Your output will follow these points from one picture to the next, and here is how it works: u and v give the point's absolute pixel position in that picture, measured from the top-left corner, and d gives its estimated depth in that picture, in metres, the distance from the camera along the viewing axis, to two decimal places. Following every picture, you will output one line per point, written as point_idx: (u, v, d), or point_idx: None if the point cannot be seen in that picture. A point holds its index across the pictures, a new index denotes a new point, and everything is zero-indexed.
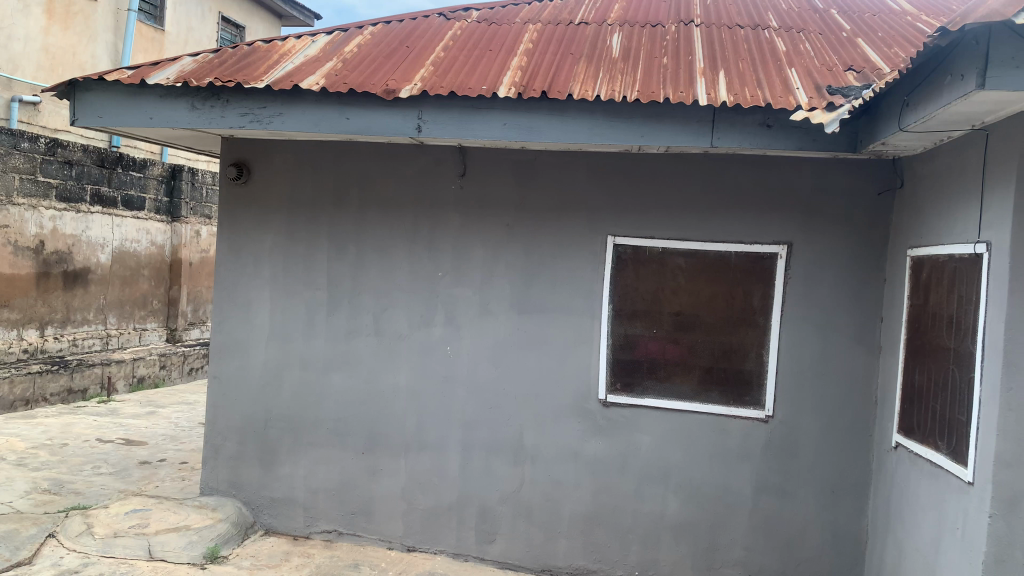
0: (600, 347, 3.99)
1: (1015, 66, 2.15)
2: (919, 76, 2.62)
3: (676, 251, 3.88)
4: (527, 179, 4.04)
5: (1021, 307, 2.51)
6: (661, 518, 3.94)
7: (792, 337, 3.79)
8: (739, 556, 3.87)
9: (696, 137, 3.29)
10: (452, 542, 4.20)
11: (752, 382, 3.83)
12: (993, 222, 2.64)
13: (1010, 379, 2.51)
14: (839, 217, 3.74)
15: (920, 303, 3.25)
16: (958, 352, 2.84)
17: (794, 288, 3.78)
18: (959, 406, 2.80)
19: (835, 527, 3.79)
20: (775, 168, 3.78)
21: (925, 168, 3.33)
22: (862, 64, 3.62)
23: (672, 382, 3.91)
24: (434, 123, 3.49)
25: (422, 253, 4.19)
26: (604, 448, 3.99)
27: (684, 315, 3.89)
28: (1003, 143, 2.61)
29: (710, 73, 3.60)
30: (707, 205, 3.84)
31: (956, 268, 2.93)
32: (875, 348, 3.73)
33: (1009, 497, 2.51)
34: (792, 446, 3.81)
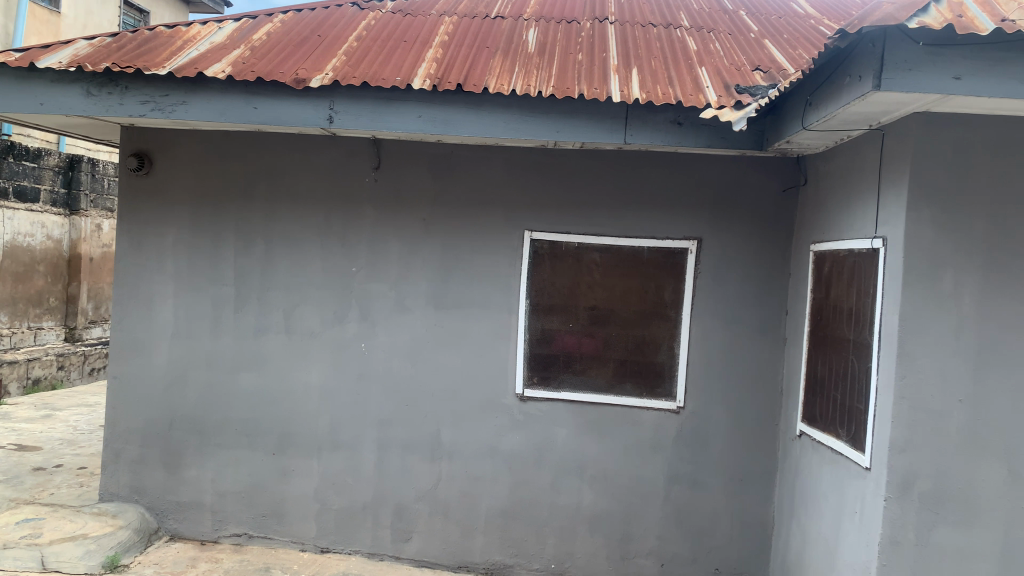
0: (517, 342, 3.98)
1: (908, 69, 2.24)
2: (822, 76, 2.71)
3: (592, 246, 3.91)
4: (442, 173, 4.00)
5: (914, 299, 2.63)
6: (576, 511, 3.97)
7: (702, 330, 3.88)
8: (653, 546, 3.94)
9: (610, 133, 3.32)
10: (367, 542, 4.13)
11: (664, 374, 3.90)
12: (889, 219, 2.76)
13: (904, 369, 2.63)
14: (747, 213, 3.85)
15: (822, 296, 3.37)
16: (858, 343, 2.96)
17: (704, 282, 3.87)
18: (858, 394, 2.92)
19: (743, 514, 3.90)
20: (685, 164, 3.86)
21: (827, 166, 3.46)
22: (769, 64, 3.72)
23: (588, 376, 3.94)
24: (346, 115, 3.41)
25: (336, 248, 4.09)
26: (520, 442, 3.99)
27: (599, 310, 3.93)
28: (898, 144, 2.72)
29: (623, 70, 3.64)
30: (621, 201, 3.89)
31: (855, 263, 3.05)
32: (780, 339, 3.86)
33: (902, 482, 2.63)
34: (702, 436, 3.89)
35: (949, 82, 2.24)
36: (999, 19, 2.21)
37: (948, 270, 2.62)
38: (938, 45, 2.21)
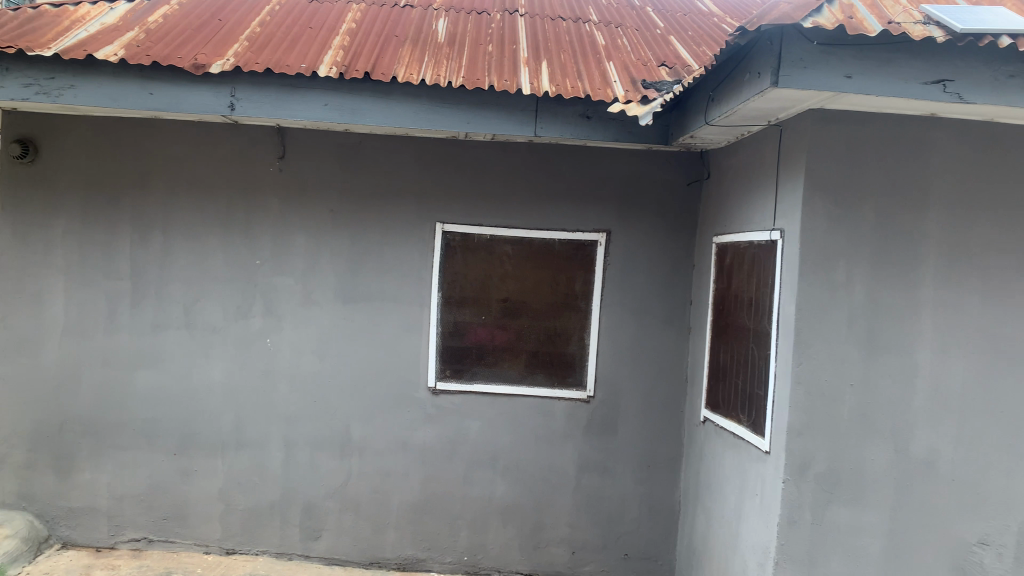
0: (428, 335, 3.95)
1: (803, 67, 2.32)
2: (723, 72, 2.78)
3: (503, 238, 3.92)
4: (350, 164, 3.92)
5: (810, 289, 2.74)
6: (489, 503, 3.98)
7: (611, 321, 3.94)
8: (564, 534, 3.99)
9: (519, 125, 3.33)
10: (275, 542, 4.04)
11: (575, 364, 3.95)
12: (786, 211, 2.86)
13: (800, 356, 2.74)
14: (654, 205, 3.93)
15: (724, 287, 3.48)
16: (757, 332, 3.07)
17: (613, 274, 3.93)
18: (758, 381, 3.03)
19: (651, 500, 3.99)
20: (595, 157, 3.91)
21: (729, 160, 3.56)
22: (674, 60, 3.79)
23: (500, 368, 3.95)
24: (249, 102, 3.29)
25: (239, 240, 3.96)
26: (432, 436, 3.97)
27: (511, 302, 3.94)
28: (794, 139, 2.83)
29: (533, 63, 3.65)
30: (532, 194, 3.91)
31: (755, 254, 3.16)
32: (685, 329, 3.97)
33: (798, 464, 2.75)
34: (611, 425, 3.96)
35: (841, 80, 2.33)
36: (886, 22, 2.34)
37: (841, 261, 2.74)
38: (831, 45, 2.30)
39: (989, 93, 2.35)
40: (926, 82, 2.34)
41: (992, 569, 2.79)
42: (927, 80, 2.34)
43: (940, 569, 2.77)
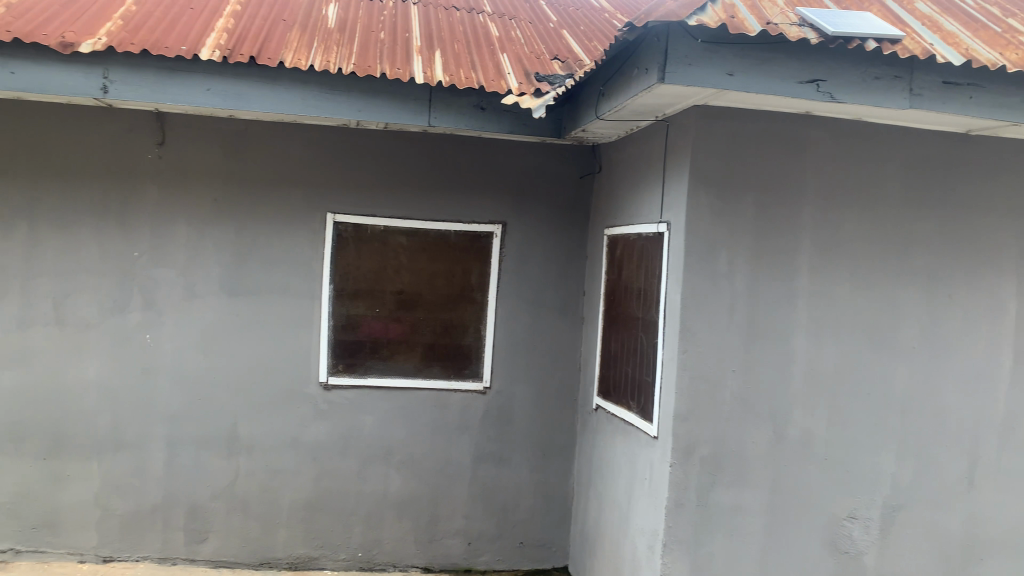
0: (320, 329, 3.85)
1: (689, 64, 2.39)
2: (613, 67, 2.83)
3: (398, 229, 3.86)
4: (235, 151, 3.77)
5: (695, 279, 2.83)
6: (383, 497, 3.93)
7: (506, 312, 3.96)
8: (459, 526, 3.99)
9: (412, 115, 3.28)
10: (157, 546, 3.85)
11: (471, 356, 3.95)
12: (672, 205, 2.95)
13: (686, 344, 2.83)
14: (547, 197, 3.97)
15: (616, 278, 3.56)
16: (646, 321, 3.16)
17: (507, 265, 3.95)
18: (647, 369, 3.12)
19: (545, 487, 4.04)
20: (489, 149, 3.90)
21: (619, 154, 3.64)
22: (567, 54, 3.83)
23: (394, 361, 3.90)
24: (123, 84, 3.11)
25: (114, 230, 3.74)
26: (324, 431, 3.88)
27: (406, 294, 3.89)
28: (680, 134, 2.92)
29: (426, 52, 3.60)
30: (426, 185, 3.87)
31: (643, 246, 3.24)
32: (577, 319, 4.04)
33: (685, 447, 2.84)
34: (506, 415, 3.99)
35: (724, 78, 2.42)
36: (765, 22, 2.44)
37: (723, 252, 2.85)
38: (714, 43, 2.38)
39: (858, 93, 2.50)
40: (802, 81, 2.46)
41: (862, 541, 2.97)
42: (803, 79, 2.46)
43: (815, 543, 2.93)
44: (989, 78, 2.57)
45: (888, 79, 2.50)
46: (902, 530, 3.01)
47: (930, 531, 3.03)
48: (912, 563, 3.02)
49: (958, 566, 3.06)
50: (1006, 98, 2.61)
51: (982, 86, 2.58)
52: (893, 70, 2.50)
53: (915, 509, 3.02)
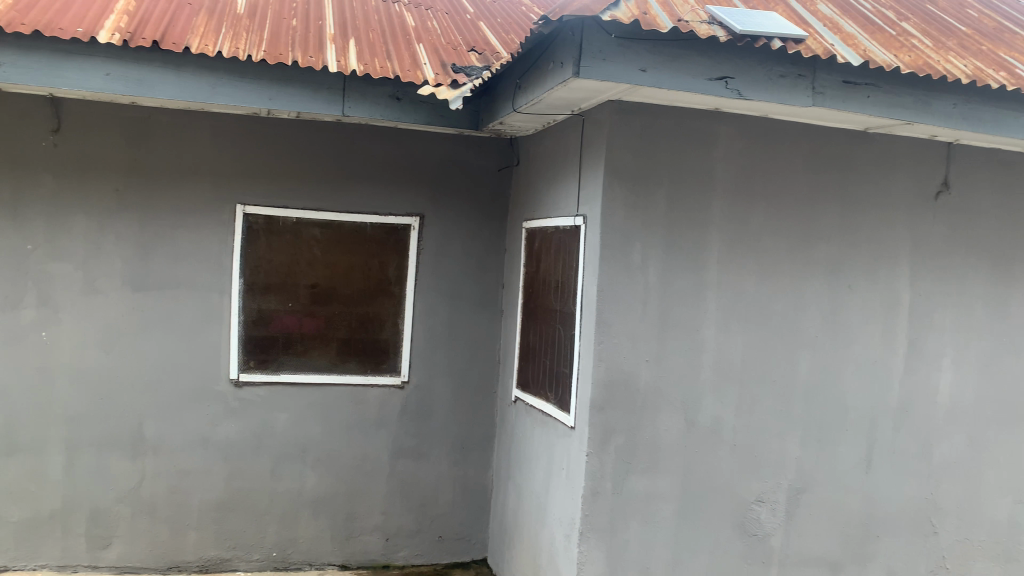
0: (230, 324, 3.73)
1: (603, 59, 2.41)
2: (529, 60, 2.84)
3: (311, 221, 3.78)
4: (138, 140, 3.61)
5: (610, 271, 2.87)
6: (298, 496, 3.85)
7: (424, 306, 3.93)
8: (377, 522, 3.94)
9: (326, 104, 3.21)
10: (56, 554, 3.67)
11: (388, 350, 3.90)
12: (588, 198, 2.98)
13: (602, 336, 2.87)
14: (464, 190, 3.96)
15: (533, 270, 3.58)
16: (563, 313, 3.19)
17: (424, 258, 3.92)
18: (564, 360, 3.15)
19: (464, 481, 4.04)
20: (406, 141, 3.86)
21: (536, 147, 3.66)
22: (483, 45, 3.80)
23: (309, 356, 3.82)
24: (13, 67, 2.93)
25: (6, 222, 3.54)
26: (236, 429, 3.77)
27: (320, 288, 3.81)
28: (595, 129, 2.95)
29: (340, 41, 3.53)
30: (340, 177, 3.80)
31: (560, 239, 3.27)
32: (496, 312, 4.04)
33: (601, 437, 2.88)
34: (425, 409, 3.96)
35: (637, 73, 2.45)
36: (676, 19, 2.48)
37: (637, 244, 2.90)
38: (627, 38, 2.41)
39: (764, 90, 2.58)
40: (711, 78, 2.52)
41: (768, 523, 3.08)
42: (712, 76, 2.52)
43: (724, 526, 3.02)
44: (884, 79, 2.70)
45: (792, 77, 2.59)
46: (806, 511, 3.14)
47: (832, 511, 3.17)
48: (815, 543, 3.15)
49: (858, 543, 3.21)
50: (900, 98, 2.74)
51: (879, 86, 2.70)
52: (797, 69, 2.59)
53: (818, 491, 3.15)
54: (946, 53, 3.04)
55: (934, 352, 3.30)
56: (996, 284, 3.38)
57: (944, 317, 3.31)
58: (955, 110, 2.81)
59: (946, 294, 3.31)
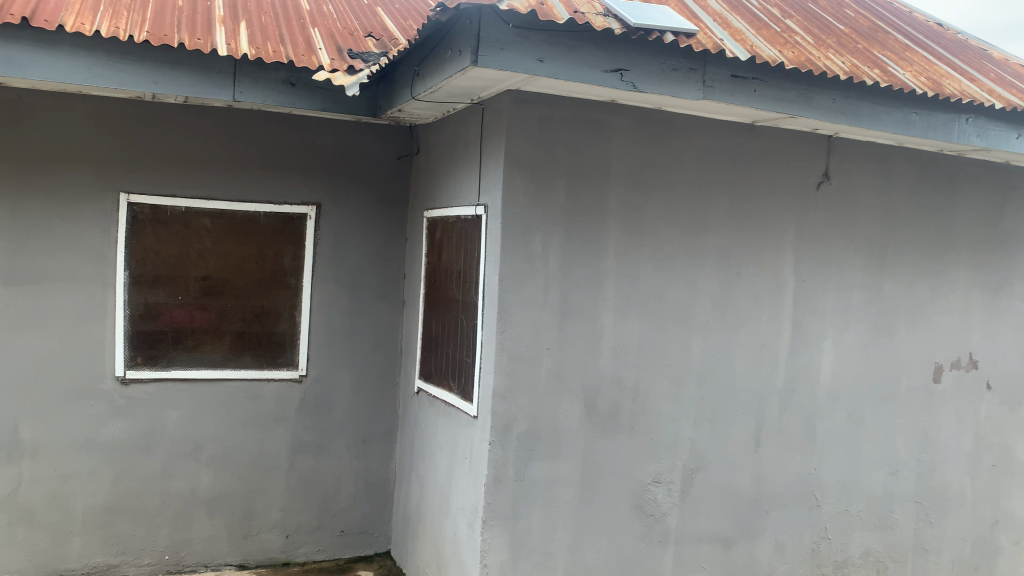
0: (114, 319, 3.55)
1: (501, 48, 2.40)
2: (426, 48, 2.81)
3: (201, 211, 3.63)
4: (8, 123, 3.37)
5: (511, 260, 2.88)
6: (192, 495, 3.71)
7: (323, 297, 3.84)
8: (276, 519, 3.84)
9: (215, 89, 3.08)
10: None
11: (284, 343, 3.80)
12: (488, 187, 2.99)
13: (504, 324, 2.88)
14: (363, 179, 3.89)
15: (435, 260, 3.56)
16: (465, 303, 3.18)
17: (322, 248, 3.83)
18: (466, 350, 3.15)
19: (366, 473, 3.99)
20: (301, 128, 3.76)
21: (436, 136, 3.63)
22: (381, 31, 3.73)
23: (200, 351, 3.67)
24: None
25: None
26: (123, 429, 3.60)
27: (212, 280, 3.67)
28: (494, 118, 2.95)
29: (230, 23, 3.39)
30: (232, 165, 3.66)
31: (462, 228, 3.26)
32: (397, 302, 4.00)
33: (503, 425, 2.90)
34: (325, 402, 3.89)
35: (535, 63, 2.46)
36: (573, 11, 2.51)
37: (537, 234, 2.92)
38: (524, 29, 2.40)
39: (657, 83, 2.65)
40: (606, 70, 2.56)
41: (665, 503, 3.18)
42: (607, 68, 2.56)
43: (622, 508, 3.10)
44: (770, 73, 2.81)
45: (684, 70, 2.67)
46: (700, 490, 3.26)
47: (724, 489, 3.31)
48: (708, 520, 3.28)
49: (748, 519, 3.36)
50: (784, 92, 2.86)
51: (765, 81, 2.81)
52: (688, 62, 2.67)
53: (711, 470, 3.28)
54: (826, 50, 3.20)
55: (816, 334, 3.48)
56: (872, 269, 3.59)
57: (825, 301, 3.49)
58: (834, 105, 2.96)
59: (828, 280, 3.49)
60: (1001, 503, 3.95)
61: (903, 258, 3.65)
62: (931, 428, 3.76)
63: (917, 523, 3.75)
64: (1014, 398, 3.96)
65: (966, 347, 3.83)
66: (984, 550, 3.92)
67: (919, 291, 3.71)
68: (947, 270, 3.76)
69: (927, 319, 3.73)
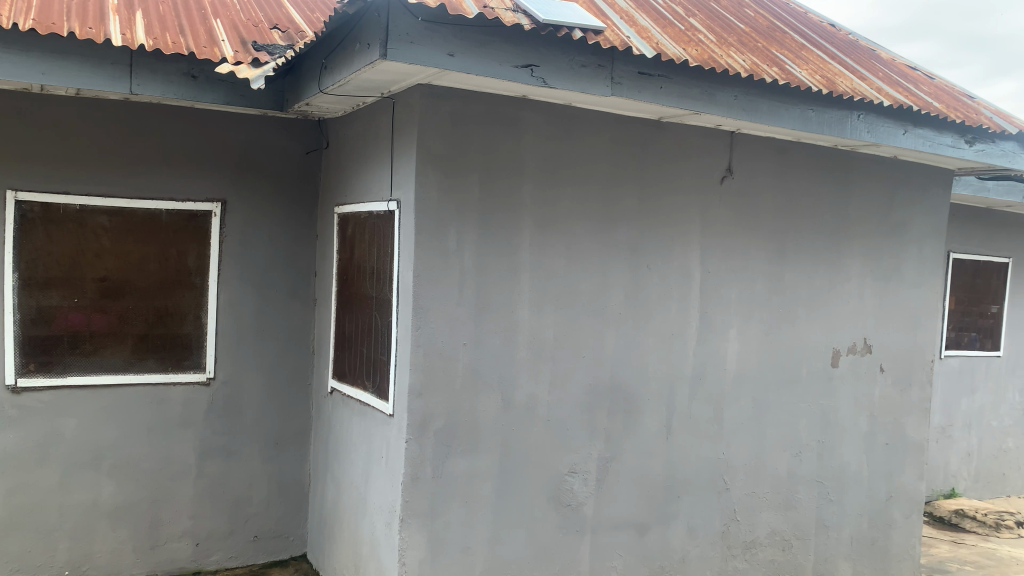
0: (3, 325, 3.33)
1: (410, 41, 2.36)
2: (333, 41, 2.76)
3: (97, 208, 3.46)
4: None
5: (425, 256, 2.86)
6: (93, 506, 3.54)
7: (230, 296, 3.73)
8: (185, 527, 3.70)
9: (109, 81, 2.94)
10: None
11: (190, 345, 3.67)
12: (400, 183, 2.96)
13: (420, 321, 2.86)
14: (270, 175, 3.80)
15: (347, 257, 3.51)
16: (379, 300, 3.15)
17: (228, 246, 3.72)
18: (381, 347, 3.11)
19: (280, 476, 3.90)
20: (203, 121, 3.63)
21: (346, 130, 3.57)
22: (286, 24, 3.63)
23: (100, 355, 3.50)
24: None
25: None
26: (16, 440, 3.40)
27: (110, 281, 3.50)
28: (405, 113, 2.93)
29: (124, 12, 3.22)
30: (130, 161, 3.50)
31: (374, 224, 3.22)
32: (307, 301, 3.93)
33: (420, 422, 2.88)
34: (234, 405, 3.78)
35: (445, 57, 2.44)
36: (482, 6, 2.51)
37: (451, 229, 2.91)
38: (433, 22, 2.38)
39: (566, 79, 2.67)
40: (517, 66, 2.57)
41: (581, 493, 3.23)
42: (518, 63, 2.57)
43: (540, 499, 3.13)
44: (675, 71, 2.88)
45: (592, 67, 2.71)
46: (615, 479, 3.32)
47: (638, 477, 3.39)
48: (623, 508, 3.35)
49: (662, 504, 3.46)
50: (689, 89, 2.93)
51: (670, 78, 2.88)
52: (596, 59, 2.71)
53: (626, 458, 3.35)
54: (728, 48, 3.30)
55: (723, 324, 3.60)
56: (774, 260, 3.73)
57: (730, 291, 3.62)
58: (736, 101, 3.06)
59: (733, 271, 3.62)
60: (894, 479, 4.18)
61: (803, 249, 3.82)
62: (830, 410, 3.95)
63: (819, 502, 3.93)
64: (905, 379, 4.20)
65: (861, 332, 4.03)
66: (879, 524, 4.14)
67: (817, 280, 3.88)
68: (843, 260, 3.95)
69: (825, 306, 3.91)
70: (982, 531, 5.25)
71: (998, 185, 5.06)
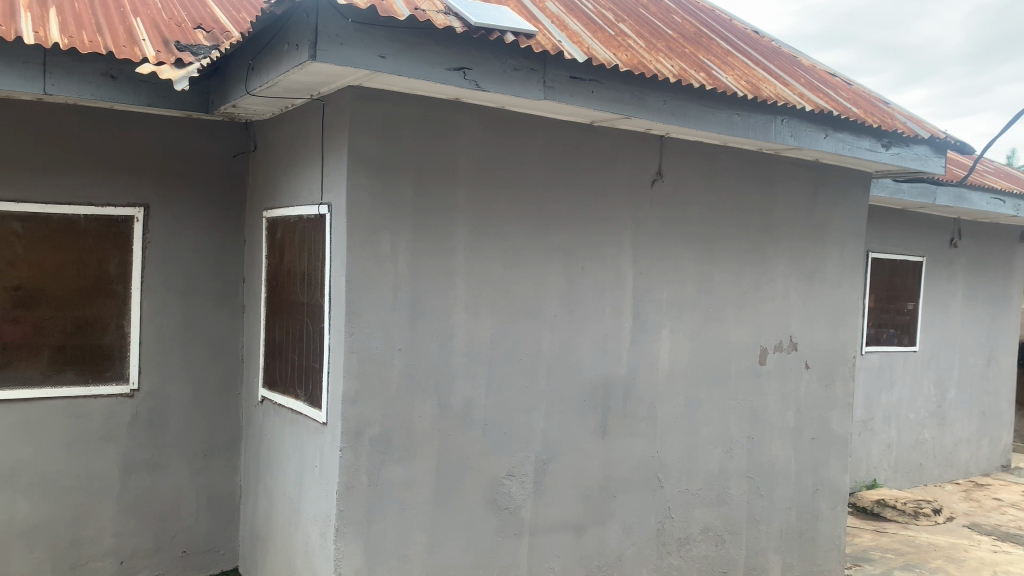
0: None
1: (340, 43, 2.33)
2: (260, 42, 2.70)
3: (9, 213, 3.29)
4: None
5: (358, 260, 2.82)
6: (8, 527, 3.36)
7: (154, 304, 3.61)
8: (108, 545, 3.55)
9: (21, 80, 2.81)
10: None
11: (112, 355, 3.53)
12: (331, 187, 2.91)
13: (353, 327, 2.82)
14: (195, 179, 3.69)
15: (276, 263, 3.44)
16: (310, 306, 3.09)
17: (151, 253, 3.60)
18: (313, 354, 3.05)
19: (209, 489, 3.79)
20: (124, 123, 3.50)
21: (274, 133, 3.50)
22: (211, 24, 3.53)
23: (13, 368, 3.33)
24: None
25: None
26: None
27: (25, 290, 3.33)
28: (334, 116, 2.89)
29: (37, 9, 3.08)
30: (45, 164, 3.35)
31: (305, 228, 3.16)
32: (236, 308, 3.83)
33: (355, 429, 2.84)
34: (160, 416, 3.66)
35: (376, 59, 2.41)
36: (413, 8, 2.50)
37: (385, 232, 2.88)
38: (364, 24, 2.36)
39: (499, 82, 2.68)
40: (449, 69, 2.56)
41: (518, 496, 3.23)
42: (450, 66, 2.56)
43: (477, 504, 3.12)
44: (606, 75, 2.91)
45: (524, 70, 2.72)
46: (552, 480, 3.34)
47: (575, 478, 3.41)
48: (561, 509, 3.37)
49: (598, 504, 3.49)
50: (619, 93, 2.97)
51: (601, 83, 2.91)
52: (528, 63, 2.72)
53: (563, 460, 3.37)
54: (657, 54, 3.35)
55: (655, 324, 3.66)
56: (703, 261, 3.82)
57: (662, 292, 3.68)
58: (665, 106, 3.11)
59: (664, 273, 3.68)
60: (820, 472, 4.32)
61: (730, 250, 3.91)
62: (759, 407, 4.05)
63: (749, 496, 4.03)
64: (829, 375, 4.35)
65: (787, 331, 4.16)
66: (806, 516, 4.27)
67: (744, 280, 3.98)
68: (769, 261, 4.07)
69: (753, 306, 4.02)
70: (902, 519, 5.47)
71: (912, 187, 5.29)
